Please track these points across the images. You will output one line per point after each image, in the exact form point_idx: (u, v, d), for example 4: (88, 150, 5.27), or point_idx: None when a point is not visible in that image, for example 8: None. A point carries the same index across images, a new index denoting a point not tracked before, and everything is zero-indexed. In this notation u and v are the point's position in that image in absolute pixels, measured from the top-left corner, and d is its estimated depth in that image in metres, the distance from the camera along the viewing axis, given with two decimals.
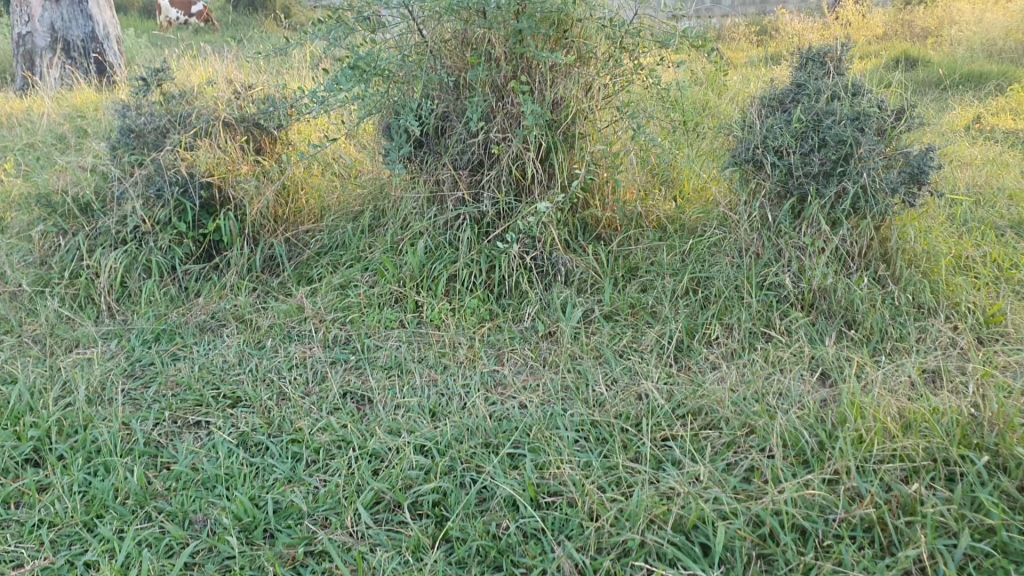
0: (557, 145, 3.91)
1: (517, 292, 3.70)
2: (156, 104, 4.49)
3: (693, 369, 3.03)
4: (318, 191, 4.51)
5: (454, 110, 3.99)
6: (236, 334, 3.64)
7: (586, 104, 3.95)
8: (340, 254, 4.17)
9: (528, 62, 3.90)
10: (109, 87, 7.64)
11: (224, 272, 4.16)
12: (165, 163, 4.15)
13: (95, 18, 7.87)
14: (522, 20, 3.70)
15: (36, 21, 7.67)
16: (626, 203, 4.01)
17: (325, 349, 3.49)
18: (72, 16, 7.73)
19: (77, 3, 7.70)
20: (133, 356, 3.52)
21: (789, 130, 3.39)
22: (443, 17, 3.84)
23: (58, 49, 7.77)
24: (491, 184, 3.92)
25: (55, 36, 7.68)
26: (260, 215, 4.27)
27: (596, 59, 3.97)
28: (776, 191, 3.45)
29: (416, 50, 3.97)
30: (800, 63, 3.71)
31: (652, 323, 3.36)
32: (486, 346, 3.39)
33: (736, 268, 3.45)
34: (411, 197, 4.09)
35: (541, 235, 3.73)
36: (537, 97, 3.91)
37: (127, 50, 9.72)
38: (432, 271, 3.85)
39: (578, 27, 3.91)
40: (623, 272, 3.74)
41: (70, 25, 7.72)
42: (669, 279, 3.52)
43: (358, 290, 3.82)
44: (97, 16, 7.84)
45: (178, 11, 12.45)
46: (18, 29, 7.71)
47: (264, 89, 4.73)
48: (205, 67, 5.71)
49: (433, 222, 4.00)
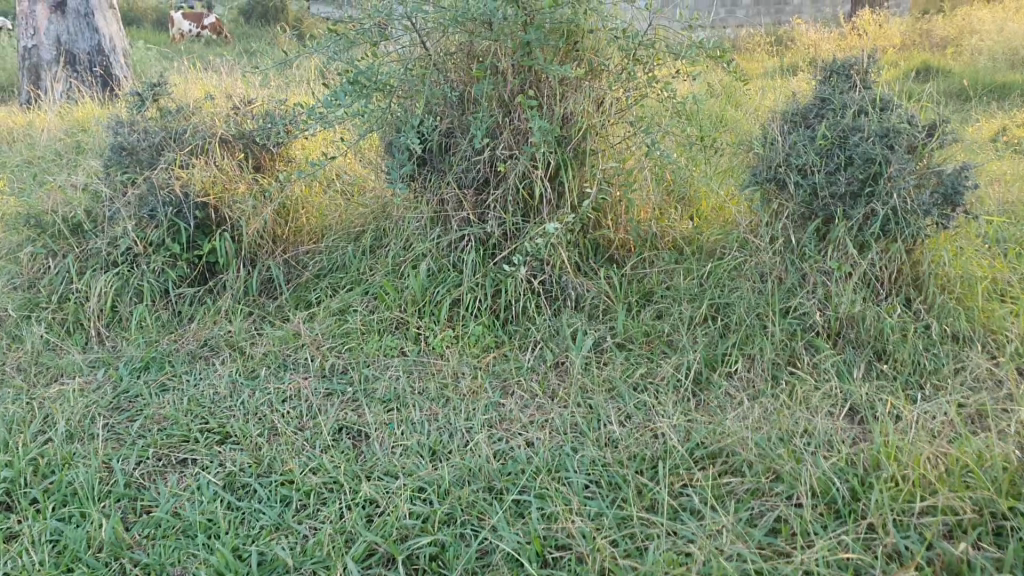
0: (568, 162, 3.74)
1: (525, 318, 3.51)
2: (151, 120, 4.31)
3: (711, 407, 2.83)
4: (319, 209, 4.32)
5: (458, 126, 3.82)
6: (230, 362, 3.43)
7: (597, 119, 3.77)
8: (339, 276, 3.99)
9: (536, 76, 3.73)
10: (114, 101, 7.47)
11: (219, 296, 3.97)
12: (158, 183, 3.97)
13: (101, 30, 7.70)
14: (531, 31, 3.53)
15: (42, 35, 7.51)
16: (640, 223, 3.81)
17: (321, 379, 3.29)
18: (78, 29, 7.56)
19: (83, 16, 7.54)
20: (121, 386, 3.31)
21: (813, 147, 3.20)
22: (448, 29, 3.68)
23: (62, 62, 7.61)
24: (497, 204, 3.74)
25: (60, 49, 7.52)
26: (257, 235, 4.07)
27: (608, 72, 3.79)
28: (799, 211, 3.25)
29: (420, 63, 3.81)
30: (824, 76, 3.52)
31: (667, 352, 3.17)
32: (491, 377, 3.20)
33: (757, 294, 3.25)
34: (414, 217, 3.92)
35: (550, 258, 3.54)
36: (546, 112, 3.73)
37: (135, 63, 9.57)
38: (434, 295, 3.66)
39: (590, 38, 3.73)
40: (636, 297, 3.53)
41: (76, 38, 7.56)
42: (686, 305, 3.32)
43: (357, 316, 3.63)
44: (104, 28, 7.68)
45: (190, 24, 12.38)
46: (23, 43, 7.55)
47: (264, 103, 4.56)
48: (206, 80, 5.53)
49: (437, 243, 3.82)
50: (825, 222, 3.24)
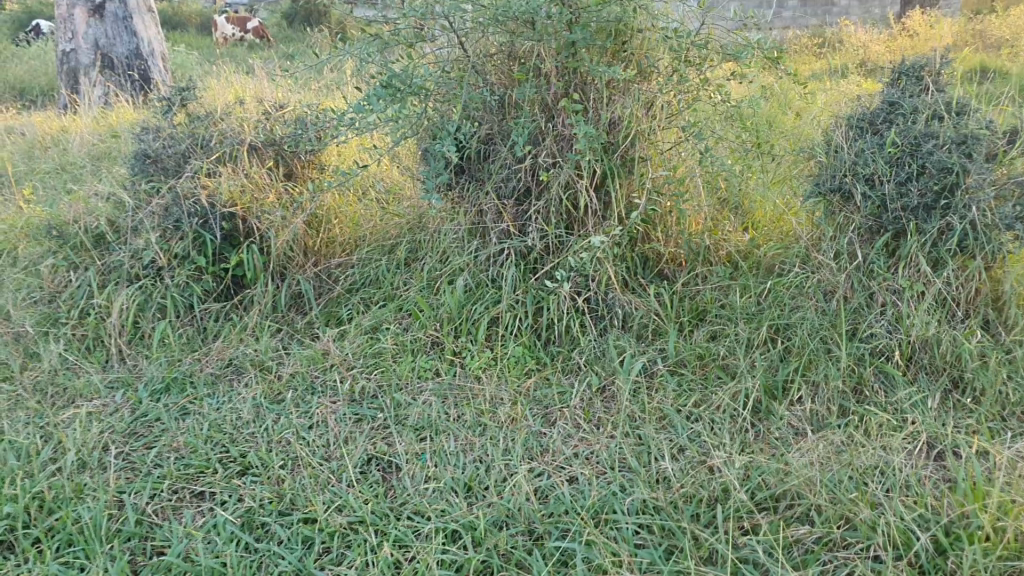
0: (614, 171, 3.51)
1: (568, 339, 3.29)
2: (178, 127, 4.14)
3: (772, 443, 2.58)
4: (353, 219, 4.13)
5: (498, 133, 3.62)
6: (255, 384, 3.23)
7: (646, 125, 3.54)
8: (372, 291, 3.79)
9: (581, 78, 3.51)
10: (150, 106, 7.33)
11: (247, 311, 3.77)
12: (184, 192, 3.81)
13: (140, 34, 7.58)
14: (576, 31, 3.31)
15: (81, 40, 7.40)
16: (691, 235, 3.56)
17: (350, 404, 3.08)
18: (116, 33, 7.43)
19: (123, 19, 7.42)
20: (139, 410, 3.12)
21: (882, 155, 2.95)
22: (487, 29, 3.47)
23: (101, 66, 7.47)
24: (539, 216, 3.52)
25: (98, 53, 7.39)
26: (287, 248, 3.87)
27: (658, 74, 3.58)
28: (866, 225, 3.00)
29: (458, 65, 3.61)
30: (892, 78, 3.27)
31: (722, 378, 2.92)
32: (532, 404, 2.98)
33: (821, 314, 2.99)
34: (452, 229, 3.71)
35: (596, 273, 3.31)
36: (592, 117, 3.51)
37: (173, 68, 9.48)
38: (472, 313, 3.45)
39: (639, 37, 3.52)
40: (689, 317, 3.29)
41: (115, 42, 7.42)
42: (743, 326, 3.07)
43: (389, 334, 3.42)
44: (141, 31, 7.54)
45: (233, 28, 12.33)
46: (63, 46, 7.43)
47: (297, 108, 4.38)
48: (239, 84, 5.36)
49: (475, 257, 3.61)
50: (895, 236, 2.98)
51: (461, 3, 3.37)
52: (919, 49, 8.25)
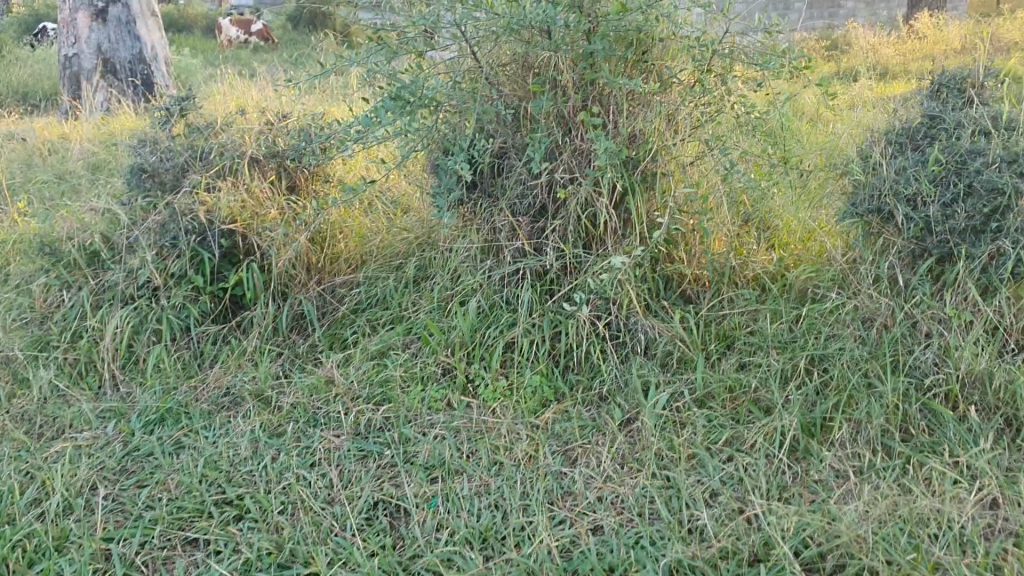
0: (635, 187, 3.32)
1: (588, 366, 3.08)
2: (176, 138, 3.96)
3: (812, 487, 2.44)
4: (359, 234, 3.94)
5: (513, 147, 3.44)
6: (255, 415, 3.04)
7: (670, 139, 3.36)
8: (378, 311, 3.58)
9: (599, 90, 3.34)
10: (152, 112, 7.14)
11: (246, 334, 3.56)
12: (182, 208, 3.61)
13: (143, 39, 7.36)
14: (595, 40, 3.16)
15: (82, 43, 7.20)
16: (716, 254, 3.37)
17: (356, 438, 2.89)
18: (119, 38, 7.24)
19: (125, 24, 7.23)
20: (132, 445, 2.94)
21: (924, 173, 2.77)
22: (500, 38, 3.31)
23: (103, 71, 7.28)
24: (557, 234, 3.33)
25: (101, 58, 7.20)
26: (289, 266, 3.67)
27: (680, 84, 3.40)
28: (908, 248, 2.82)
29: (470, 76, 3.44)
30: (929, 90, 3.05)
31: (755, 415, 2.73)
32: (552, 440, 2.78)
33: (860, 344, 2.80)
34: (463, 247, 3.51)
35: (617, 296, 3.11)
36: (611, 132, 3.33)
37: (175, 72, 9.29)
38: (485, 338, 3.23)
39: (659, 47, 3.37)
40: (717, 343, 3.07)
41: (117, 46, 7.23)
42: (775, 356, 2.88)
43: (398, 360, 3.20)
44: (143, 34, 7.33)
45: (238, 31, 12.16)
46: (64, 51, 7.31)
47: (301, 117, 4.19)
48: (240, 90, 5.17)
49: (489, 278, 3.40)
50: (938, 260, 2.81)
51: (474, 10, 3.19)
52: (937, 53, 8.04)
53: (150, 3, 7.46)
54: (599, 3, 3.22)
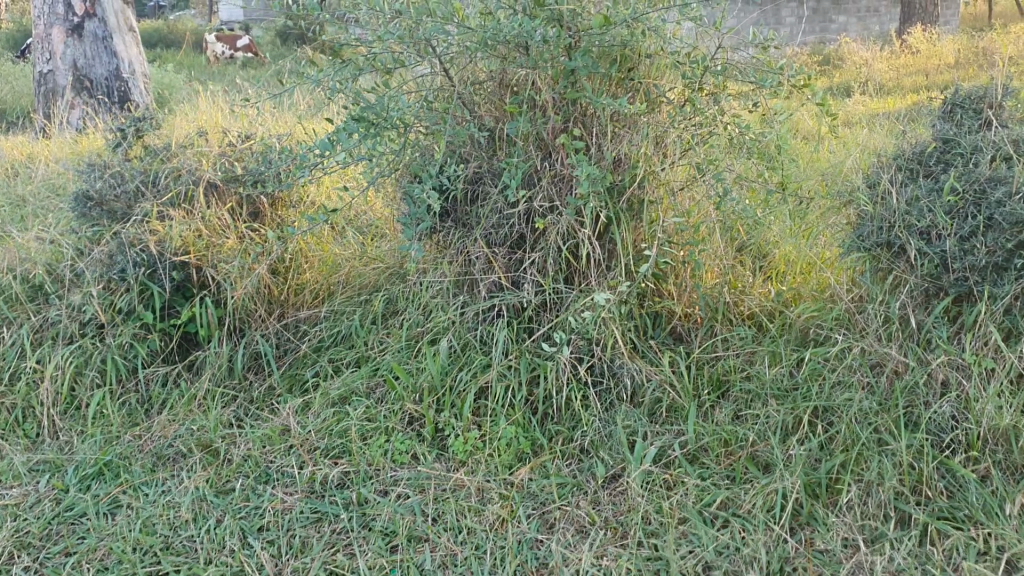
0: (619, 216, 3.06)
1: (568, 415, 2.80)
2: (130, 162, 3.69)
3: (816, 560, 2.19)
4: (326, 264, 3.66)
5: (488, 174, 3.17)
6: (201, 471, 2.76)
7: (658, 163, 3.10)
8: (342, 350, 3.29)
9: (581, 110, 3.09)
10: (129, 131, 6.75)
11: (198, 375, 3.28)
12: (131, 239, 3.34)
13: (121, 55, 6.97)
14: (576, 56, 2.92)
15: (56, 59, 6.81)
16: (709, 288, 3.09)
17: (310, 497, 2.62)
18: (95, 53, 6.85)
19: (101, 39, 6.83)
20: (64, 503, 2.65)
21: (939, 204, 2.51)
22: (474, 54, 3.07)
23: (79, 88, 6.89)
24: (535, 267, 3.06)
25: (76, 75, 6.81)
26: (246, 300, 3.39)
27: (669, 104, 3.16)
28: (921, 286, 2.56)
29: (441, 95, 3.18)
30: (942, 110, 2.81)
31: (753, 475, 2.47)
32: (527, 501, 2.51)
33: (868, 394, 2.54)
34: (435, 279, 3.23)
35: (601, 336, 2.84)
36: (594, 156, 3.07)
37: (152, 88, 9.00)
38: (456, 381, 2.93)
39: (645, 64, 3.12)
40: (710, 388, 2.79)
41: (93, 63, 6.84)
42: (773, 406, 2.60)
43: (360, 406, 2.92)
44: (120, 49, 6.96)
45: (223, 46, 11.89)
46: (40, 68, 6.90)
47: (266, 138, 3.92)
48: (206, 109, 4.87)
49: (461, 315, 3.13)
50: (955, 300, 2.56)
51: (446, 23, 2.94)
52: (934, 69, 7.78)
53: (127, 17, 7.09)
54: (581, 16, 2.98)
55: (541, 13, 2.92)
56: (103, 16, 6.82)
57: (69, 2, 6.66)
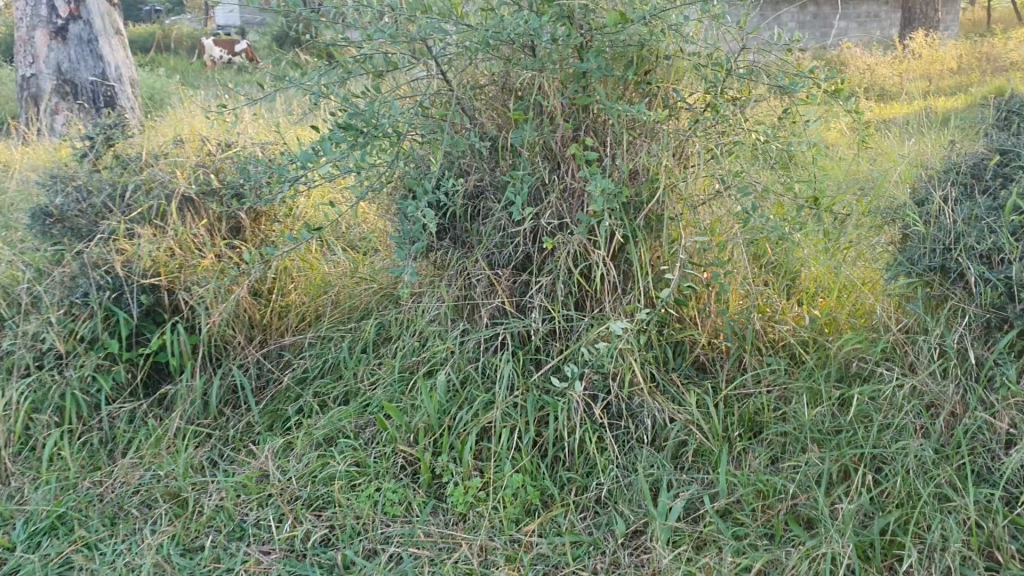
0: (636, 235, 2.75)
1: (582, 460, 2.49)
2: (98, 174, 3.39)
3: None
4: (315, 286, 3.36)
5: (490, 187, 2.87)
6: (167, 525, 2.45)
7: (679, 176, 2.80)
8: (329, 382, 2.98)
9: (593, 117, 2.80)
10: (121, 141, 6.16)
11: (169, 410, 2.98)
12: (95, 259, 3.04)
13: (108, 58, 6.32)
14: (587, 57, 2.63)
15: (39, 63, 6.17)
16: (736, 314, 2.78)
17: (289, 557, 2.31)
18: (81, 57, 6.20)
19: (87, 41, 6.19)
20: (8, 565, 2.34)
21: (1003, 224, 2.21)
22: (476, 55, 2.77)
23: (65, 95, 6.27)
24: (542, 292, 2.75)
25: (60, 80, 6.18)
26: (223, 327, 3.09)
27: (690, 110, 2.89)
28: (982, 317, 2.23)
29: (439, 99, 2.89)
30: (998, 117, 2.51)
31: (796, 533, 2.15)
32: (537, 565, 2.20)
33: (924, 439, 2.22)
34: (432, 304, 2.93)
35: (617, 370, 2.54)
36: (607, 169, 2.77)
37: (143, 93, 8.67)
38: (455, 420, 2.62)
39: (664, 66, 2.85)
40: (740, 429, 2.47)
41: (79, 67, 6.19)
42: (813, 453, 2.29)
43: (347, 449, 2.62)
44: (105, 53, 6.31)
45: (220, 52, 11.58)
46: (23, 72, 6.29)
47: (249, 146, 3.63)
48: (188, 116, 4.55)
49: (460, 344, 2.82)
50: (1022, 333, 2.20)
51: (442, 20, 2.64)
52: (949, 77, 7.48)
53: (115, 22, 6.48)
54: (593, 13, 2.70)
55: (548, 9, 2.63)
56: (90, 18, 6.19)
57: (52, 3, 6.05)
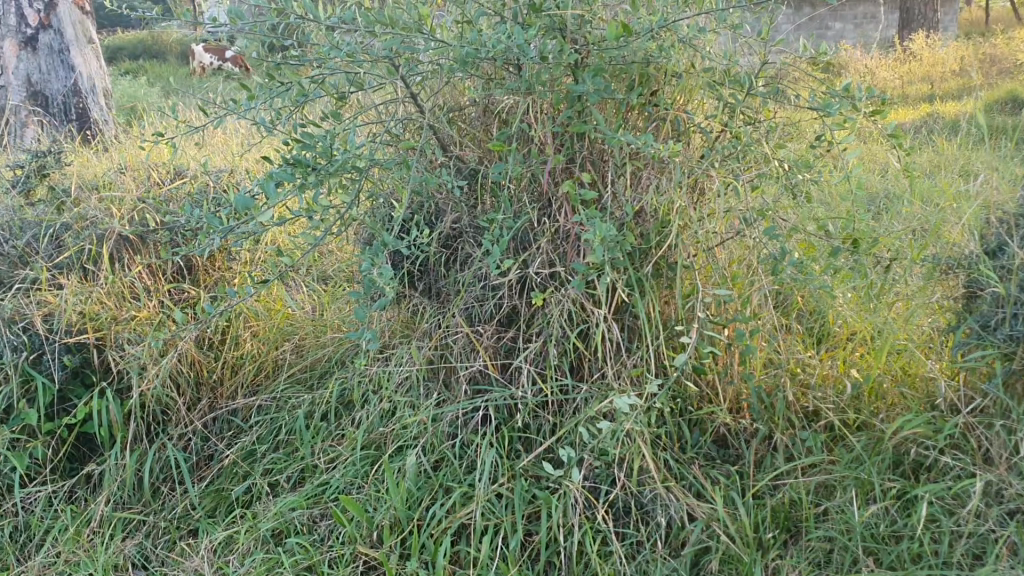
0: (644, 286, 2.32)
1: (582, 568, 2.07)
2: (23, 211, 2.95)
3: None
4: (273, 335, 2.92)
5: (470, 228, 2.45)
6: None
7: (694, 215, 2.36)
8: (283, 457, 2.53)
9: (591, 147, 2.36)
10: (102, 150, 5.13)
11: (97, 493, 2.54)
12: (11, 314, 2.62)
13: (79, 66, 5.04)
14: (584, 78, 2.20)
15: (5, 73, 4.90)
16: (763, 379, 2.36)
17: None
18: (52, 67, 4.95)
19: (60, 49, 4.95)
20: None
21: None
22: (451, 74, 2.34)
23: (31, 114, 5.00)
24: (531, 355, 2.31)
25: (31, 95, 4.91)
26: (159, 391, 2.64)
27: (705, 136, 2.46)
28: None
29: (409, 124, 2.45)
30: None
31: None
32: None
33: (1012, 561, 1.84)
34: (402, 365, 2.48)
35: (623, 454, 2.13)
36: (609, 208, 2.33)
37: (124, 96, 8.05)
38: (427, 515, 2.19)
39: (675, 85, 2.42)
40: (777, 532, 2.08)
41: (51, 79, 4.95)
42: (869, 572, 1.92)
43: (298, 550, 2.20)
44: (80, 63, 5.05)
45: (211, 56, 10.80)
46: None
47: (201, 173, 3.18)
48: (139, 133, 4.07)
49: (436, 417, 2.37)
50: None
51: (411, 35, 2.21)
52: (951, 77, 7.06)
53: (89, 28, 5.19)
54: (589, 25, 2.27)
55: (536, 21, 2.21)
56: (61, 27, 4.95)
57: (19, 8, 4.81)
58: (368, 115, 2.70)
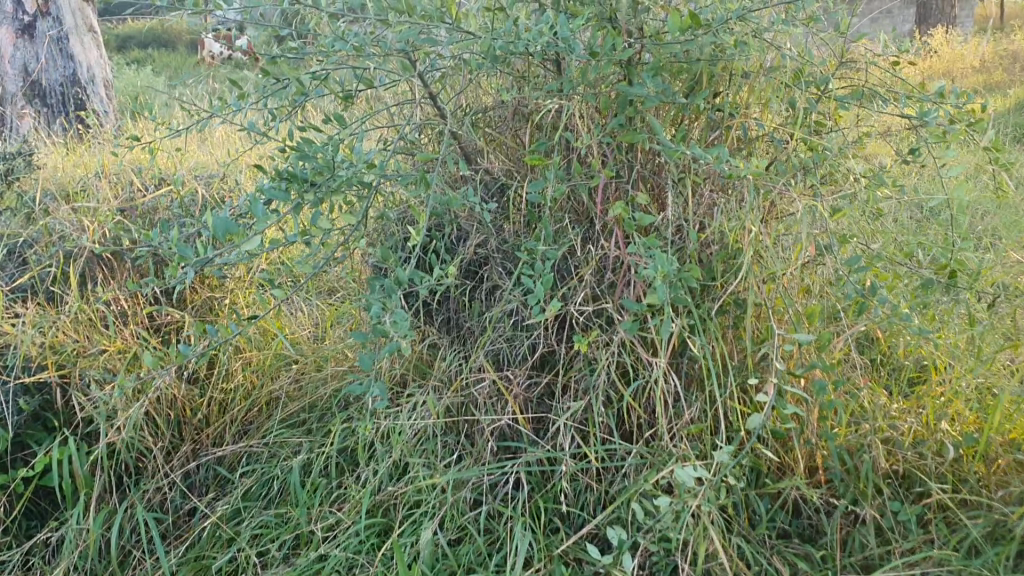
0: (707, 328, 1.93)
1: None
2: None
3: None
4: (268, 369, 2.54)
5: (497, 253, 2.08)
6: None
7: (766, 243, 1.98)
8: (273, 521, 2.15)
9: (643, 162, 1.98)
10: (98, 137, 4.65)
11: (54, 560, 2.16)
12: None
13: (78, 56, 4.58)
14: (639, 78, 1.82)
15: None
16: (847, 440, 1.97)
17: None
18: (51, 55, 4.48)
19: (61, 36, 4.47)
20: None
21: None
22: (477, 71, 1.96)
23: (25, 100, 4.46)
24: (571, 409, 1.93)
25: (26, 84, 4.43)
26: (131, 438, 2.27)
27: (777, 149, 2.08)
28: None
29: (426, 131, 2.07)
30: None
31: None
32: None
33: None
34: (415, 416, 2.10)
35: (686, 538, 1.74)
36: (666, 234, 1.94)
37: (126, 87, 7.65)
38: None
39: (743, 88, 2.03)
40: None
41: (49, 68, 4.46)
42: None
43: None
44: (79, 51, 4.59)
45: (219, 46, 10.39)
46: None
47: (191, 182, 2.81)
48: (129, 134, 3.69)
49: (455, 481, 1.99)
50: None
51: (431, 25, 1.83)
52: (999, 77, 6.63)
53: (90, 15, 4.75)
54: (645, 14, 1.89)
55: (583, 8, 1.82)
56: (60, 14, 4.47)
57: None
58: (381, 120, 2.32)
